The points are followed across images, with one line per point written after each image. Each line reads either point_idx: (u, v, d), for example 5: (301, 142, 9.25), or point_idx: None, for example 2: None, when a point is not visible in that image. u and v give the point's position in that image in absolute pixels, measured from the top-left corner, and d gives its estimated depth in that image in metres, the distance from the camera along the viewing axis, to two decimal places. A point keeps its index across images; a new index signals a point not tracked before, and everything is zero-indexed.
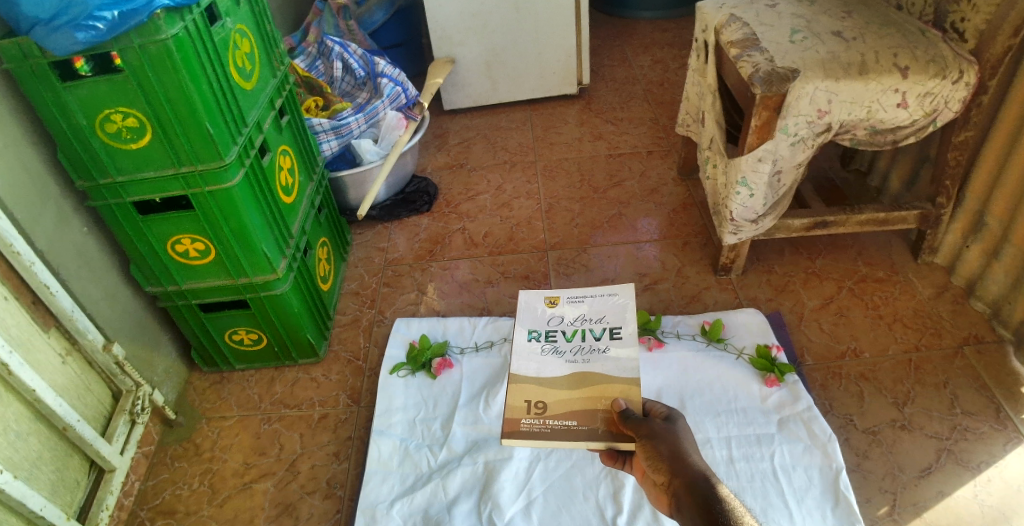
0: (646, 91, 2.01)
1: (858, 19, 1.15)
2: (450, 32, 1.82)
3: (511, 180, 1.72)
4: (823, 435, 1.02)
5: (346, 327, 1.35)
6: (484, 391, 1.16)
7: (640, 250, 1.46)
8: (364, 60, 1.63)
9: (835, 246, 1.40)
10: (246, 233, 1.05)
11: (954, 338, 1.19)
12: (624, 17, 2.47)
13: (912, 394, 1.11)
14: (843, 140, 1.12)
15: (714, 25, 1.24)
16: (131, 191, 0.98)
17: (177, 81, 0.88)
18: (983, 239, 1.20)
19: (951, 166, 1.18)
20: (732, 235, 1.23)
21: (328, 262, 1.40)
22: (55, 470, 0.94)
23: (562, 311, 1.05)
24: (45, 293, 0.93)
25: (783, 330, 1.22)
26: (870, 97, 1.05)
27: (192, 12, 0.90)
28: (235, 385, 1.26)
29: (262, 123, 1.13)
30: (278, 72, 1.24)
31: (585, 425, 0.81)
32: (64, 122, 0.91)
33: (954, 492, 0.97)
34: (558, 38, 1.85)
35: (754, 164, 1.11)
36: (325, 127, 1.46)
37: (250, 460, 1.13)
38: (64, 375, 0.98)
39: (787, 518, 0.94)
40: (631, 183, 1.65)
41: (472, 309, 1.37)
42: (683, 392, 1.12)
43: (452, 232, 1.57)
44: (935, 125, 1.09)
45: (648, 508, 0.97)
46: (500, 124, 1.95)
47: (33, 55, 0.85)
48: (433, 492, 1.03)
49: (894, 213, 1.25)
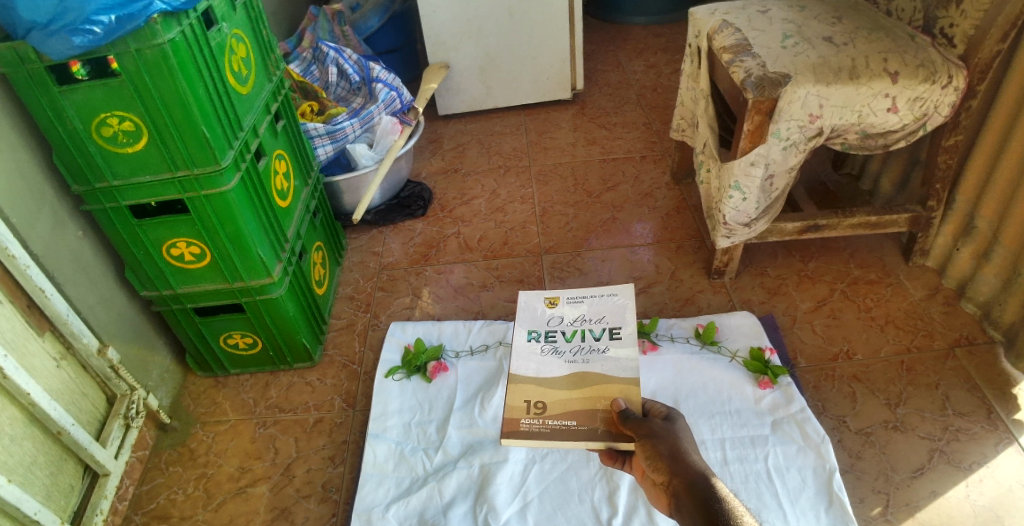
0: (639, 96, 2.02)
1: (848, 25, 1.17)
2: (445, 37, 1.83)
3: (506, 185, 1.72)
4: (817, 436, 1.03)
5: (341, 331, 1.35)
6: (479, 394, 1.16)
7: (634, 253, 1.47)
8: (359, 65, 1.64)
9: (826, 249, 1.41)
10: (241, 238, 1.05)
11: (946, 339, 1.20)
12: (617, 22, 2.49)
13: (904, 394, 1.12)
14: (834, 144, 1.13)
15: (707, 30, 1.25)
16: (127, 195, 0.98)
17: (173, 86, 0.89)
18: (974, 241, 1.22)
19: (941, 169, 1.19)
20: (725, 238, 1.24)
21: (322, 266, 1.40)
22: (49, 474, 0.94)
23: (562, 311, 1.05)
24: (40, 297, 0.92)
25: (777, 332, 1.23)
26: (861, 102, 1.06)
27: (188, 17, 0.91)
28: (230, 389, 1.26)
29: (257, 127, 1.13)
30: (273, 77, 1.24)
31: (584, 425, 0.82)
32: (60, 127, 0.91)
33: (946, 492, 0.98)
34: (553, 43, 1.87)
35: (747, 167, 1.12)
36: (319, 131, 1.47)
37: (246, 464, 1.13)
38: (58, 380, 0.98)
39: (782, 519, 0.94)
40: (625, 188, 1.66)
41: (467, 312, 1.37)
42: (677, 394, 1.13)
43: (446, 236, 1.58)
44: (925, 129, 1.11)
45: (643, 510, 0.97)
46: (494, 128, 1.96)
47: (29, 59, 0.85)
48: (429, 494, 1.03)
49: (885, 216, 1.26)
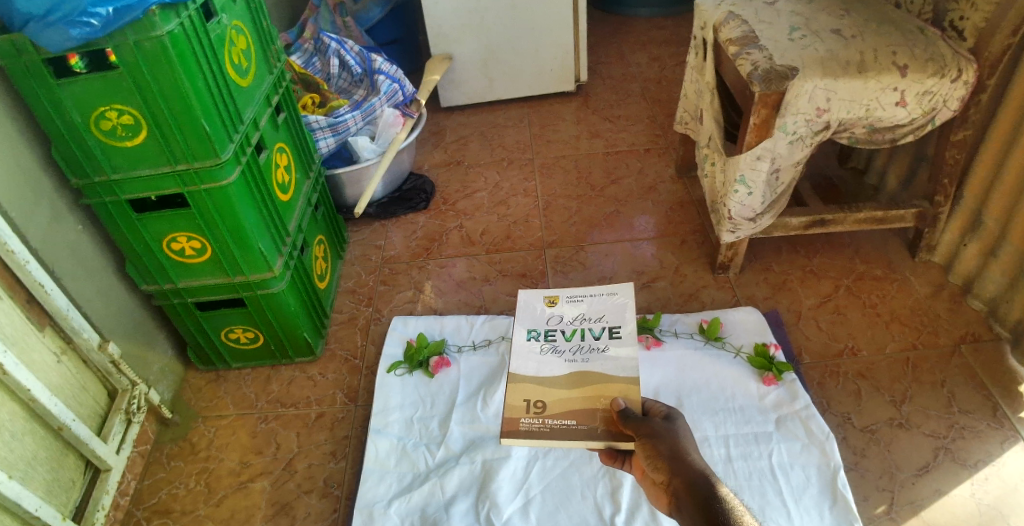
0: (643, 89, 2.00)
1: (856, 17, 1.15)
2: (447, 29, 1.81)
3: (508, 178, 1.71)
4: (821, 434, 1.02)
5: (342, 325, 1.35)
6: (481, 389, 1.16)
7: (636, 248, 1.45)
8: (361, 57, 1.62)
9: (831, 245, 1.40)
10: (242, 232, 1.04)
11: (951, 336, 1.19)
12: (620, 14, 2.47)
13: (909, 392, 1.11)
14: (841, 138, 1.12)
15: (712, 23, 1.24)
16: (126, 188, 0.97)
17: (172, 79, 0.88)
18: (980, 237, 1.21)
19: (949, 164, 1.18)
20: (730, 233, 1.23)
21: (324, 260, 1.39)
22: (49, 469, 0.93)
23: (561, 310, 1.04)
24: (39, 292, 0.92)
25: (780, 329, 1.22)
26: (869, 95, 1.04)
27: (188, 9, 0.89)
28: (231, 383, 1.26)
29: (258, 120, 1.12)
30: (274, 69, 1.23)
31: (584, 424, 0.81)
32: (59, 119, 0.90)
33: (950, 491, 0.98)
34: (556, 34, 1.85)
35: (753, 162, 1.10)
36: (321, 124, 1.45)
37: (247, 459, 1.13)
38: (58, 374, 0.98)
39: (785, 517, 0.94)
40: (629, 181, 1.65)
41: (468, 307, 1.36)
42: (681, 391, 1.12)
43: (448, 230, 1.57)
44: (934, 123, 1.09)
45: (646, 508, 0.97)
46: (496, 121, 1.94)
47: (27, 51, 0.84)
48: (430, 491, 1.02)
49: (891, 212, 1.25)
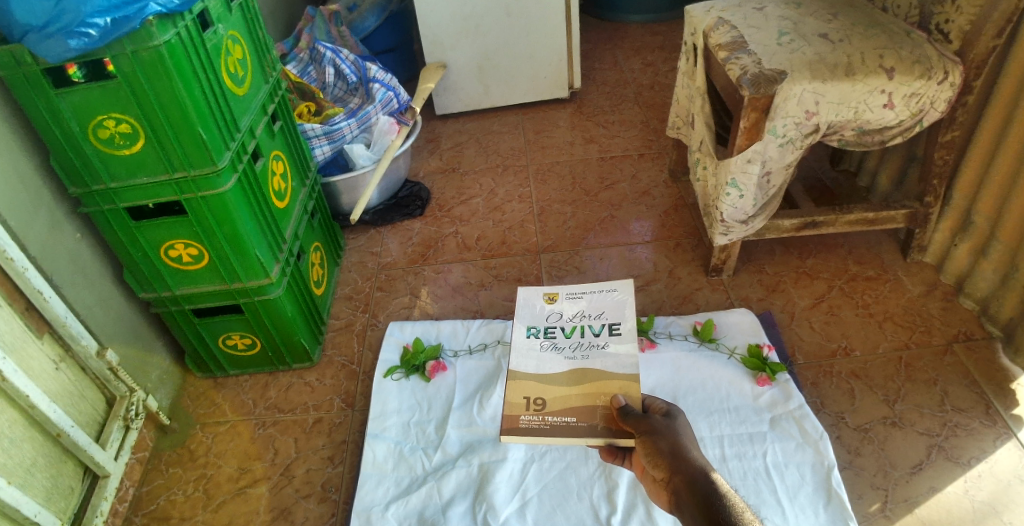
0: (637, 94, 2.02)
1: (844, 21, 1.17)
2: (442, 37, 1.83)
3: (503, 184, 1.72)
4: (815, 432, 1.03)
5: (340, 331, 1.36)
6: (478, 393, 1.17)
7: (632, 251, 1.47)
8: (356, 65, 1.64)
9: (825, 246, 1.42)
10: (240, 238, 1.05)
11: (944, 335, 1.20)
12: (613, 21, 2.49)
13: (903, 391, 1.12)
14: (831, 140, 1.14)
15: (703, 28, 1.25)
16: (124, 196, 0.98)
17: (169, 87, 0.89)
18: (971, 236, 1.22)
19: (938, 165, 1.19)
20: (722, 235, 1.24)
21: (321, 267, 1.40)
22: (49, 476, 0.94)
23: (561, 307, 1.05)
24: (39, 299, 0.93)
25: (774, 329, 1.23)
26: (857, 98, 1.06)
27: (183, 19, 0.91)
28: (229, 389, 1.26)
29: (254, 128, 1.13)
30: (270, 78, 1.24)
31: (585, 421, 0.82)
32: (57, 128, 0.91)
33: (944, 488, 0.98)
34: (550, 41, 1.87)
35: (743, 165, 1.12)
36: (317, 132, 1.47)
37: (245, 465, 1.13)
38: (57, 382, 0.98)
39: (780, 516, 0.94)
40: (624, 185, 1.66)
41: (465, 311, 1.37)
42: (675, 391, 1.13)
43: (444, 236, 1.58)
44: (922, 125, 1.11)
45: (643, 508, 0.97)
46: (492, 128, 1.96)
47: (26, 62, 0.85)
48: (428, 493, 1.03)
49: (883, 212, 1.26)
